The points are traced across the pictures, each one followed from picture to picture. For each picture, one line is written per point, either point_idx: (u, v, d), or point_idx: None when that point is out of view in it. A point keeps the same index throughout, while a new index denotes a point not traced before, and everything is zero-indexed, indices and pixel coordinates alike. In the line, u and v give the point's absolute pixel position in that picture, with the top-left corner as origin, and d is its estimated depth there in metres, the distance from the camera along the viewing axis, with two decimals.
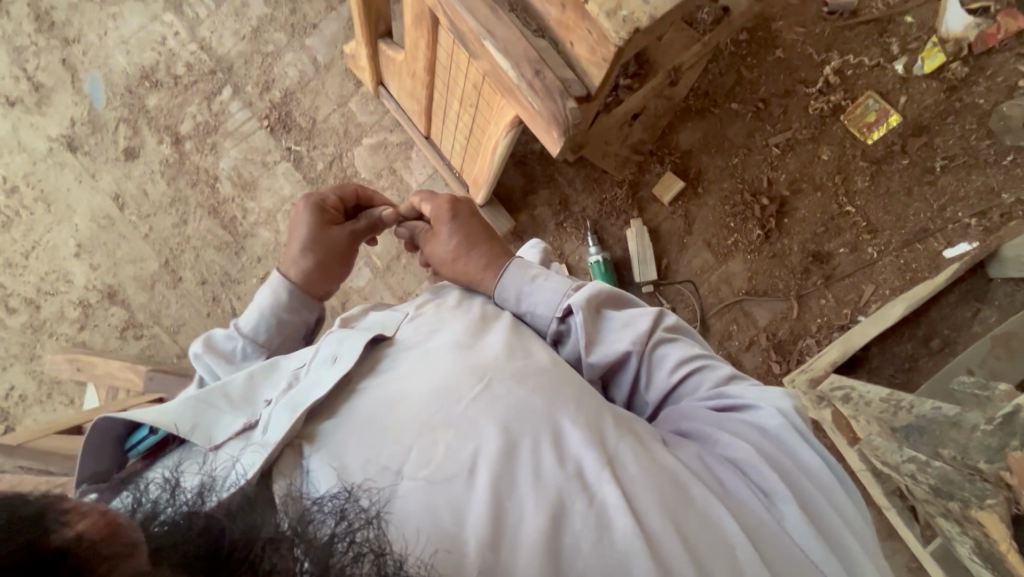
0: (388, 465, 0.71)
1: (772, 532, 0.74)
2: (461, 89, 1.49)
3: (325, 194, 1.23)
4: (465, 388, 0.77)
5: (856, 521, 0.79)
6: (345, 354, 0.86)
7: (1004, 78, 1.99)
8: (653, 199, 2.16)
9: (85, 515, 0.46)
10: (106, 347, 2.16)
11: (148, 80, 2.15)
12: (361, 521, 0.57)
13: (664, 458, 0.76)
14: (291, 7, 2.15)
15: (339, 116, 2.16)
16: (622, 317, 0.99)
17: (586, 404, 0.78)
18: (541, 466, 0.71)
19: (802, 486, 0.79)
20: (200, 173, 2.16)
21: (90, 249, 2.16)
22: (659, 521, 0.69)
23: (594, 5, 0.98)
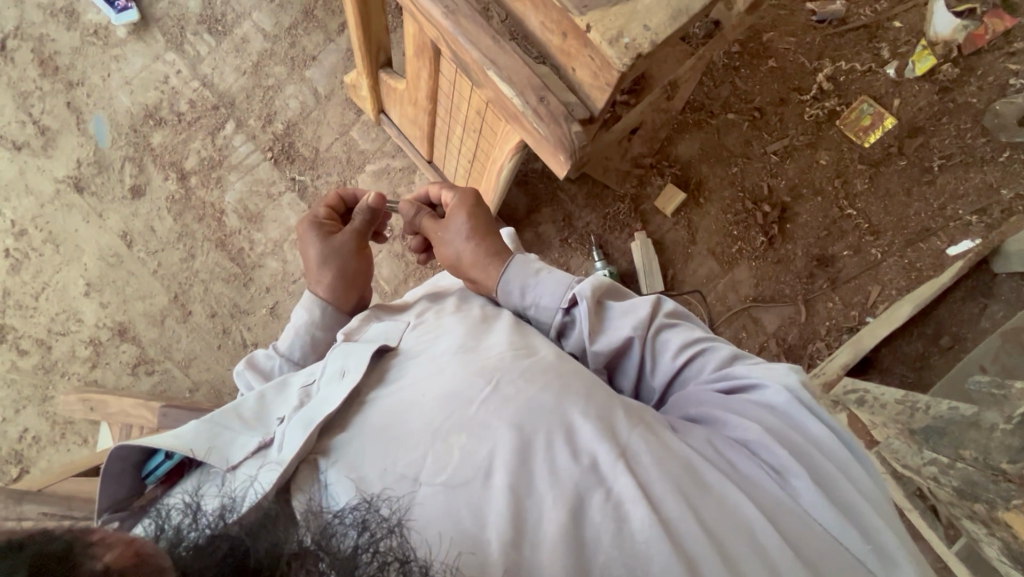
0: (404, 470, 0.71)
1: (791, 512, 0.74)
2: (464, 115, 1.51)
3: (315, 213, 1.25)
4: (473, 391, 0.77)
5: (872, 492, 0.79)
6: (353, 366, 0.87)
7: (994, 77, 2.03)
8: (656, 211, 2.18)
9: (112, 546, 0.49)
10: (119, 384, 2.16)
11: (152, 119, 2.19)
12: (383, 531, 0.58)
13: (677, 445, 0.76)
14: (291, 41, 2.19)
15: (342, 144, 2.19)
16: (622, 306, 1.01)
17: (594, 394, 0.78)
18: (556, 462, 0.71)
19: (816, 462, 0.78)
20: (207, 208, 2.18)
21: (99, 287, 2.18)
22: (678, 508, 0.69)
23: (597, 33, 1.00)
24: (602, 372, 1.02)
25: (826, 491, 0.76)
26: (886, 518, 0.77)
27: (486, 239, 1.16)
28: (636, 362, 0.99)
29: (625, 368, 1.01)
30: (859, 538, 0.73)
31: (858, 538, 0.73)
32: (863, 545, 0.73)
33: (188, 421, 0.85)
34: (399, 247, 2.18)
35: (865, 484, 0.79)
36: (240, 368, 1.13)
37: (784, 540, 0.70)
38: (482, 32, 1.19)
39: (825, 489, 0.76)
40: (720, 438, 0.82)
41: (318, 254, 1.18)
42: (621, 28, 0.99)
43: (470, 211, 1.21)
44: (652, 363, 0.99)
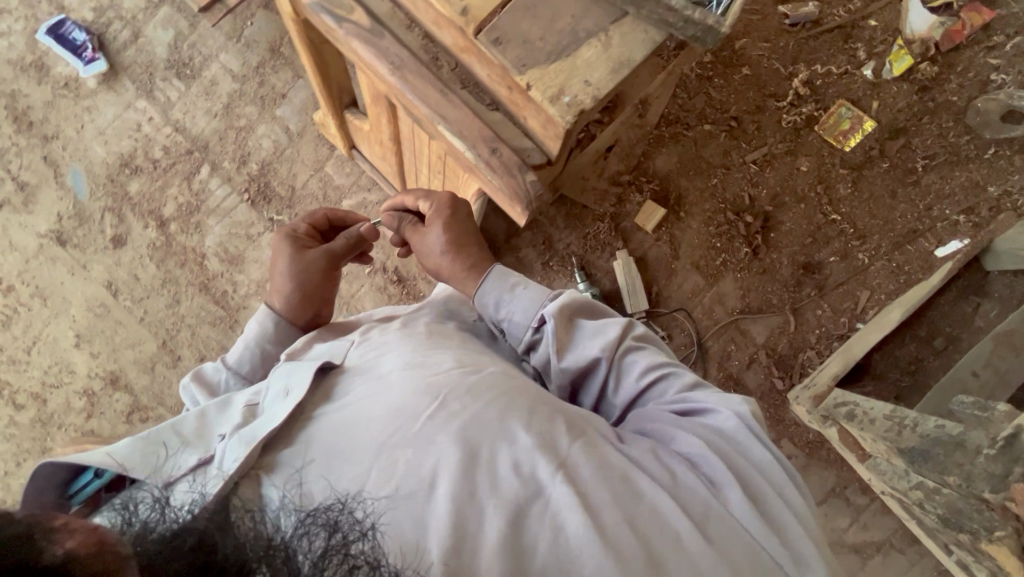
0: (343, 485, 0.69)
1: (728, 520, 0.74)
2: (427, 159, 1.49)
3: (297, 224, 1.23)
4: (419, 406, 0.74)
5: (799, 509, 0.81)
6: (298, 383, 0.84)
7: (975, 73, 1.97)
8: (637, 228, 2.15)
9: (73, 533, 0.45)
10: (114, 433, 2.18)
11: (128, 167, 2.19)
12: (355, 535, 0.58)
13: (617, 458, 0.76)
14: (260, 80, 2.18)
15: (317, 181, 2.18)
16: (593, 327, 1.01)
17: (541, 411, 0.77)
18: (499, 475, 0.69)
19: (751, 477, 0.80)
20: (188, 253, 2.19)
21: (89, 338, 2.20)
22: (615, 520, 0.69)
23: (537, 91, 0.97)
24: (566, 388, 1.02)
25: (759, 504, 0.77)
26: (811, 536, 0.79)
27: (460, 254, 1.17)
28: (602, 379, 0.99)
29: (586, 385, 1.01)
30: (787, 553, 0.74)
31: (787, 553, 0.74)
32: (791, 560, 0.74)
33: (123, 439, 0.81)
34: (381, 280, 2.17)
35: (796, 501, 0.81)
36: (188, 381, 1.04)
37: (719, 546, 0.70)
38: (430, 86, 1.18)
39: (759, 506, 0.77)
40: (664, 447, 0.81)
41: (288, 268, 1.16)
42: (562, 86, 0.97)
43: (447, 222, 1.19)
44: (612, 380, 0.99)
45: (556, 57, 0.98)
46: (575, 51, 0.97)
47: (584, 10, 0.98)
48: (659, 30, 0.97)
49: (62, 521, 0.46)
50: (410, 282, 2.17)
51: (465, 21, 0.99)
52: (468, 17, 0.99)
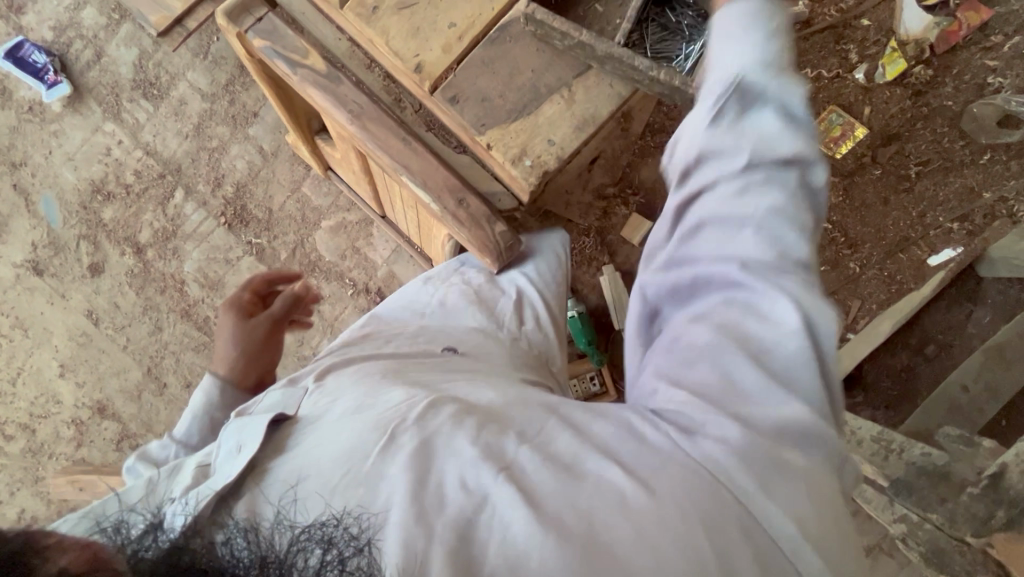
0: (316, 506, 0.64)
1: (716, 491, 0.61)
2: (400, 200, 1.45)
3: (238, 292, 1.20)
4: (368, 444, 0.68)
5: (826, 449, 0.67)
6: (250, 440, 0.79)
7: (971, 76, 1.89)
8: (623, 241, 2.10)
9: (67, 551, 0.52)
10: (105, 461, 2.19)
11: (100, 193, 2.14)
12: (350, 552, 0.55)
13: (573, 445, 0.67)
14: (229, 98, 2.11)
15: (295, 202, 2.12)
16: (780, 128, 0.75)
17: (494, 419, 0.71)
18: (446, 489, 0.62)
19: (776, 380, 0.68)
20: (167, 279, 2.15)
21: (73, 367, 2.19)
22: (567, 511, 0.60)
23: (499, 151, 0.92)
24: (680, 163, 0.80)
25: (772, 434, 0.65)
26: (832, 491, 0.65)
27: None
28: (728, 182, 0.75)
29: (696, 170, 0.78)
30: (796, 526, 0.60)
31: (794, 528, 0.60)
32: (801, 538, 0.60)
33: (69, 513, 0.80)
34: (364, 301, 2.13)
35: (825, 434, 0.67)
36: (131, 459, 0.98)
37: (698, 526, 0.58)
38: (392, 134, 1.13)
39: (761, 464, 0.63)
40: (640, 417, 0.70)
41: (232, 336, 1.13)
42: (523, 147, 0.92)
43: None
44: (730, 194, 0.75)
45: (517, 116, 0.92)
46: (536, 109, 0.92)
47: (546, 65, 0.93)
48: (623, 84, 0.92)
49: (57, 539, 0.53)
50: None
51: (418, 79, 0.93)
52: (422, 74, 0.92)
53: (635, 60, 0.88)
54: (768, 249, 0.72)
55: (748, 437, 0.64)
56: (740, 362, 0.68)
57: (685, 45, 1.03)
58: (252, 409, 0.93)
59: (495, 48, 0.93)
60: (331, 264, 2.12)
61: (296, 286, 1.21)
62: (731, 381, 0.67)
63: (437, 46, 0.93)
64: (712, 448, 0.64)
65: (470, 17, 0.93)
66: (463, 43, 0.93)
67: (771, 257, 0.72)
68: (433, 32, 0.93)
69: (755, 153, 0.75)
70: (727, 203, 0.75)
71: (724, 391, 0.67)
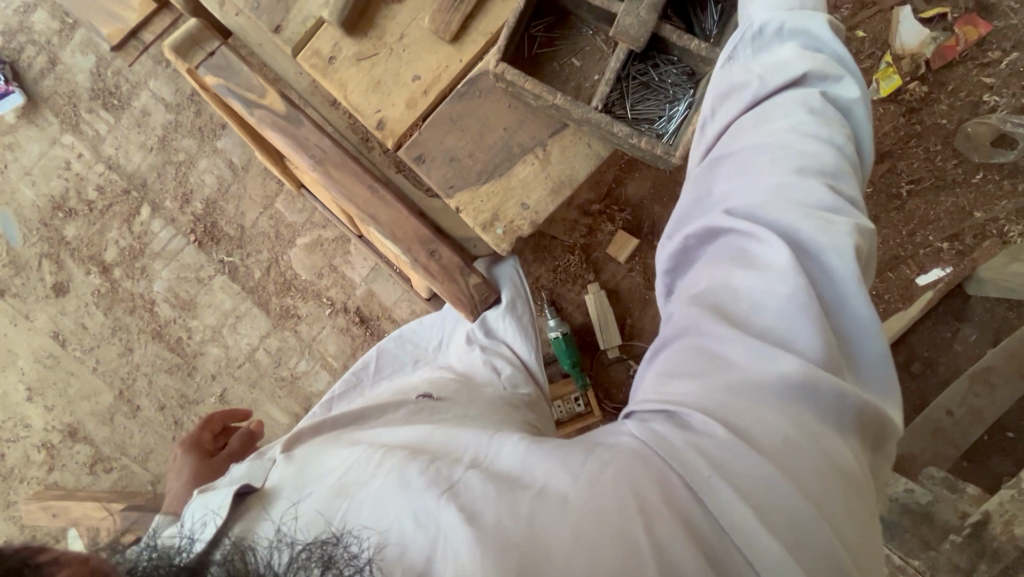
0: (315, 526, 0.67)
1: (665, 482, 0.62)
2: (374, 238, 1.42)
3: (198, 432, 1.39)
4: (336, 495, 0.70)
5: (817, 394, 0.65)
6: (217, 512, 0.76)
7: (967, 92, 1.82)
8: (609, 258, 2.03)
9: (67, 564, 0.57)
10: (79, 485, 2.14)
11: (61, 210, 2.04)
12: (350, 571, 0.58)
13: (518, 464, 0.67)
14: (196, 109, 1.99)
15: (267, 219, 2.03)
16: (798, 51, 0.86)
17: (443, 456, 0.72)
18: (394, 521, 0.63)
19: (762, 314, 0.69)
20: (136, 299, 2.07)
21: (41, 391, 2.12)
22: (507, 517, 0.60)
23: (470, 216, 1.06)
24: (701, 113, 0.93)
25: (744, 386, 0.66)
26: (822, 450, 0.63)
27: None
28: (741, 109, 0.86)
29: (717, 110, 0.90)
30: (752, 511, 0.59)
31: (749, 511, 0.59)
32: (757, 522, 0.59)
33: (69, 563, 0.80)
34: (342, 321, 2.06)
35: (815, 372, 0.64)
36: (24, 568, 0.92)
37: (635, 520, 0.59)
38: (358, 182, 1.06)
39: (715, 447, 0.62)
40: (606, 429, 0.71)
41: (186, 466, 1.29)
42: (495, 212, 1.06)
43: None
44: (746, 117, 0.85)
45: (487, 177, 1.06)
46: (509, 170, 1.06)
47: (518, 122, 1.06)
48: (602, 144, 1.05)
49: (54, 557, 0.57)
50: (373, 322, 2.06)
51: (384, 134, 1.08)
52: (386, 131, 1.07)
53: (613, 127, 0.99)
54: (772, 164, 0.78)
55: (722, 384, 0.66)
56: (726, 296, 0.72)
57: (667, 106, 1.19)
58: (217, 483, 0.90)
59: (463, 102, 1.05)
60: (306, 283, 2.04)
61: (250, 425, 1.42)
62: (705, 332, 0.70)
63: (403, 100, 1.06)
64: (669, 430, 0.65)
65: (437, 70, 1.06)
66: (428, 97, 1.07)
67: (775, 167, 0.77)
68: (400, 86, 1.06)
69: (765, 78, 0.85)
70: (742, 126, 0.85)
71: (698, 345, 0.71)
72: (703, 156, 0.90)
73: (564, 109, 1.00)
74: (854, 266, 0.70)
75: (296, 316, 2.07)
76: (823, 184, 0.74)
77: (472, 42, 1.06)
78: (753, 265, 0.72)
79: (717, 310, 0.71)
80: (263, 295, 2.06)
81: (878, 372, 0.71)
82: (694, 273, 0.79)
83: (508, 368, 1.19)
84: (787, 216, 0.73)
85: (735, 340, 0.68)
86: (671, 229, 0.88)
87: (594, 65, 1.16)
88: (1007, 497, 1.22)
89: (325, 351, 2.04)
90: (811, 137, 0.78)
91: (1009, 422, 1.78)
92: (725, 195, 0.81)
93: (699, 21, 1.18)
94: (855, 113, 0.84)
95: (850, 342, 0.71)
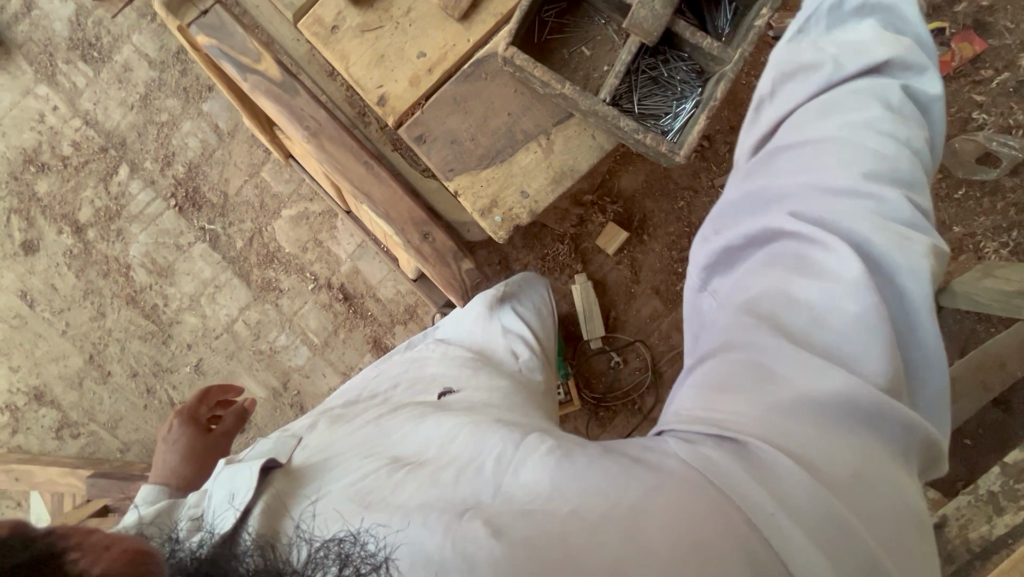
0: (334, 523, 0.68)
1: (723, 512, 0.57)
2: (372, 222, 1.42)
3: (195, 404, 1.37)
4: (371, 495, 0.70)
5: (881, 417, 0.63)
6: (243, 488, 0.77)
7: (957, 108, 1.85)
8: (598, 250, 2.03)
9: (90, 553, 0.47)
10: (43, 449, 2.11)
11: (33, 164, 1.96)
12: (367, 569, 0.58)
13: (540, 472, 0.65)
14: (181, 67, 1.91)
15: (252, 188, 1.97)
16: (881, 34, 0.86)
17: (471, 455, 0.72)
18: (421, 529, 0.62)
19: (826, 330, 0.67)
20: (110, 263, 2.01)
21: (7, 351, 2.08)
22: (530, 531, 0.59)
23: (469, 202, 1.06)
24: (759, 96, 0.90)
25: (807, 408, 0.62)
26: (881, 475, 0.61)
27: None
28: (812, 95, 0.85)
29: (780, 90, 0.88)
30: (819, 558, 0.56)
31: (809, 547, 0.56)
32: (819, 559, 0.55)
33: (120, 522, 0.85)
34: (325, 297, 2.02)
35: (878, 393, 0.62)
36: (30, 488, 2.03)
37: (689, 553, 0.55)
38: (353, 158, 1.03)
39: (777, 475, 0.59)
40: (638, 444, 0.67)
41: (180, 446, 1.25)
42: (494, 199, 1.05)
43: None
44: (814, 106, 0.84)
45: (487, 162, 1.05)
46: (510, 156, 1.05)
47: (524, 108, 1.05)
48: (607, 137, 1.04)
49: (77, 540, 0.48)
50: (357, 300, 2.02)
51: (385, 111, 1.05)
52: (388, 108, 1.05)
53: (620, 120, 0.99)
54: (844, 165, 0.76)
55: (784, 405, 0.63)
56: (787, 309, 0.69)
57: (675, 103, 1.19)
58: (243, 456, 0.91)
59: (468, 84, 1.03)
60: (290, 255, 2.00)
61: (245, 401, 1.40)
62: (764, 343, 0.68)
63: (406, 77, 1.04)
64: (717, 453, 0.61)
65: (442, 48, 1.04)
66: (433, 75, 1.04)
67: (847, 166, 0.76)
68: (404, 62, 1.04)
69: (840, 62, 0.85)
70: (810, 113, 0.83)
71: (755, 352, 0.68)
72: (759, 142, 0.89)
73: (571, 99, 0.99)
74: (929, 288, 0.68)
75: (277, 289, 2.03)
76: (898, 192, 0.73)
77: (483, 21, 1.04)
78: (819, 275, 0.69)
79: (777, 324, 0.69)
80: (245, 266, 2.02)
81: (941, 390, 0.70)
82: (750, 275, 0.76)
83: (526, 352, 1.20)
84: (862, 224, 0.71)
85: (798, 355, 0.65)
86: (722, 224, 0.85)
87: (604, 55, 1.15)
88: (964, 502, 1.28)
89: (306, 327, 2.01)
90: (885, 137, 0.78)
91: (966, 430, 1.85)
92: (788, 191, 0.78)
93: (712, 18, 1.18)
94: (931, 107, 0.86)
95: (908, 348, 0.69)
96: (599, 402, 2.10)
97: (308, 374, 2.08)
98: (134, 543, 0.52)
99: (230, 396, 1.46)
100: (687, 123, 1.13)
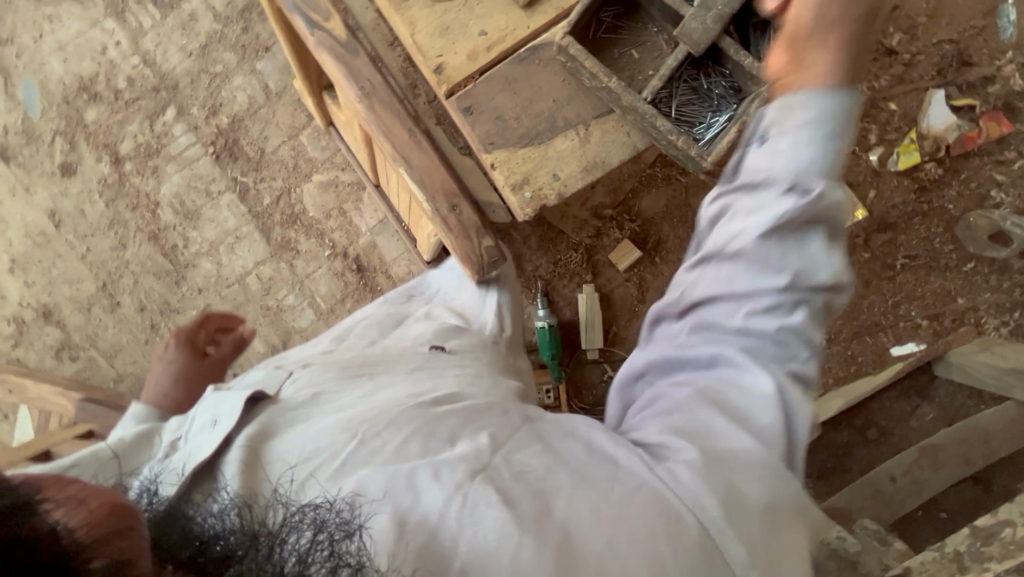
0: (311, 488, 0.68)
1: (677, 517, 0.62)
2: (402, 196, 1.48)
3: (195, 325, 1.38)
4: (340, 446, 0.71)
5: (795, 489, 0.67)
6: (226, 415, 0.80)
7: (977, 185, 1.90)
8: (609, 264, 2.08)
9: (64, 503, 0.47)
10: (41, 366, 2.17)
11: (86, 92, 2.04)
12: (341, 535, 0.59)
13: (543, 459, 0.69)
14: (243, 25, 1.99)
15: (289, 149, 2.03)
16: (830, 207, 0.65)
17: (466, 423, 0.74)
18: (421, 487, 0.65)
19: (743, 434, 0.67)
20: (141, 197, 2.07)
21: (25, 265, 2.13)
22: (541, 506, 0.64)
23: (502, 176, 1.10)
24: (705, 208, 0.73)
25: (731, 467, 0.65)
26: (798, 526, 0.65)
27: None
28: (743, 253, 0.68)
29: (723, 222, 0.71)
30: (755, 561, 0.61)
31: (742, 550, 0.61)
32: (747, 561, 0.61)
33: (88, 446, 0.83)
34: (339, 265, 2.07)
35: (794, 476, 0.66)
36: (21, 401, 2.07)
37: (663, 535, 0.61)
38: (399, 123, 1.09)
39: (737, 488, 0.63)
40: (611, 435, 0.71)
41: (172, 372, 1.28)
42: (527, 176, 1.10)
43: None
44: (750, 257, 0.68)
45: (527, 142, 1.10)
46: (549, 140, 1.10)
47: (569, 97, 1.11)
48: (641, 136, 1.11)
49: (52, 493, 0.47)
50: (369, 273, 2.07)
51: (440, 79, 1.11)
52: (443, 76, 1.10)
53: (656, 120, 1.06)
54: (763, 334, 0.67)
55: (720, 457, 0.65)
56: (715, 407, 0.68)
57: (709, 114, 1.24)
58: (232, 385, 0.94)
59: (521, 67, 1.10)
60: (313, 219, 2.05)
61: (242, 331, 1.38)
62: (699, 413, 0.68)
63: (465, 51, 1.10)
64: (682, 469, 0.64)
65: (503, 30, 1.10)
66: (490, 54, 1.10)
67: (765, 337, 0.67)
68: (466, 37, 1.10)
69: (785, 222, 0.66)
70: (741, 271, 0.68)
71: (700, 412, 0.68)
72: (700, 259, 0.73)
73: (615, 93, 1.06)
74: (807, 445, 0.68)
75: (295, 250, 2.08)
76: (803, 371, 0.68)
77: (544, 12, 1.10)
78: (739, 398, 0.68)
79: (715, 399, 0.69)
80: (268, 222, 2.07)
81: None
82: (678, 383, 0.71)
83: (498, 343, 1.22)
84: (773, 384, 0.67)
85: (730, 427, 0.67)
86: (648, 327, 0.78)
87: (650, 61, 1.21)
88: (930, 557, 1.31)
89: (315, 291, 2.06)
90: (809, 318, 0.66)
91: (943, 503, 1.86)
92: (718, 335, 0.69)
93: (755, 44, 1.24)
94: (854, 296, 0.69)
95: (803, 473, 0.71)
96: (586, 413, 2.12)
97: (309, 337, 2.12)
98: (114, 493, 0.52)
99: (233, 321, 1.43)
100: (719, 134, 1.19)
